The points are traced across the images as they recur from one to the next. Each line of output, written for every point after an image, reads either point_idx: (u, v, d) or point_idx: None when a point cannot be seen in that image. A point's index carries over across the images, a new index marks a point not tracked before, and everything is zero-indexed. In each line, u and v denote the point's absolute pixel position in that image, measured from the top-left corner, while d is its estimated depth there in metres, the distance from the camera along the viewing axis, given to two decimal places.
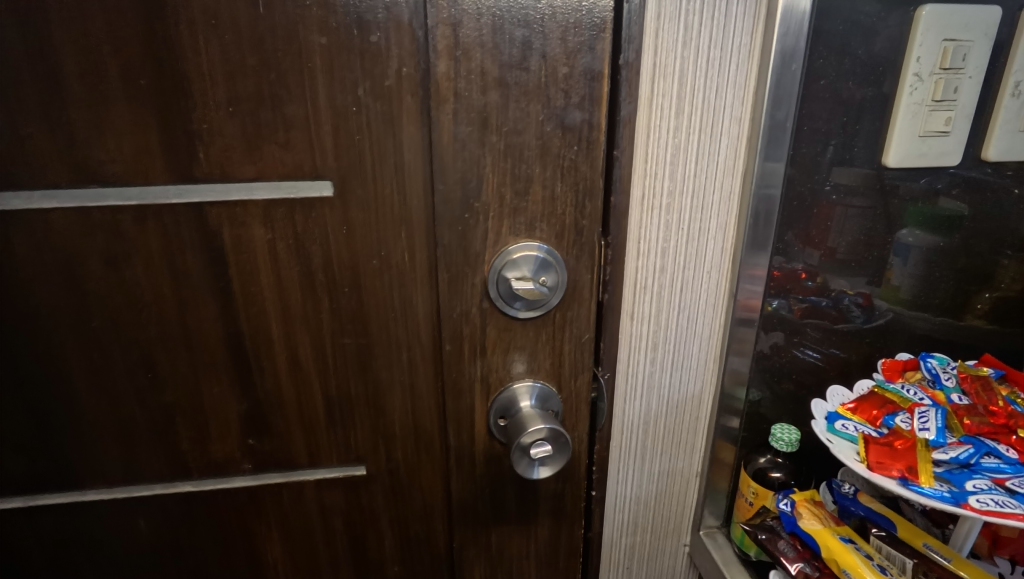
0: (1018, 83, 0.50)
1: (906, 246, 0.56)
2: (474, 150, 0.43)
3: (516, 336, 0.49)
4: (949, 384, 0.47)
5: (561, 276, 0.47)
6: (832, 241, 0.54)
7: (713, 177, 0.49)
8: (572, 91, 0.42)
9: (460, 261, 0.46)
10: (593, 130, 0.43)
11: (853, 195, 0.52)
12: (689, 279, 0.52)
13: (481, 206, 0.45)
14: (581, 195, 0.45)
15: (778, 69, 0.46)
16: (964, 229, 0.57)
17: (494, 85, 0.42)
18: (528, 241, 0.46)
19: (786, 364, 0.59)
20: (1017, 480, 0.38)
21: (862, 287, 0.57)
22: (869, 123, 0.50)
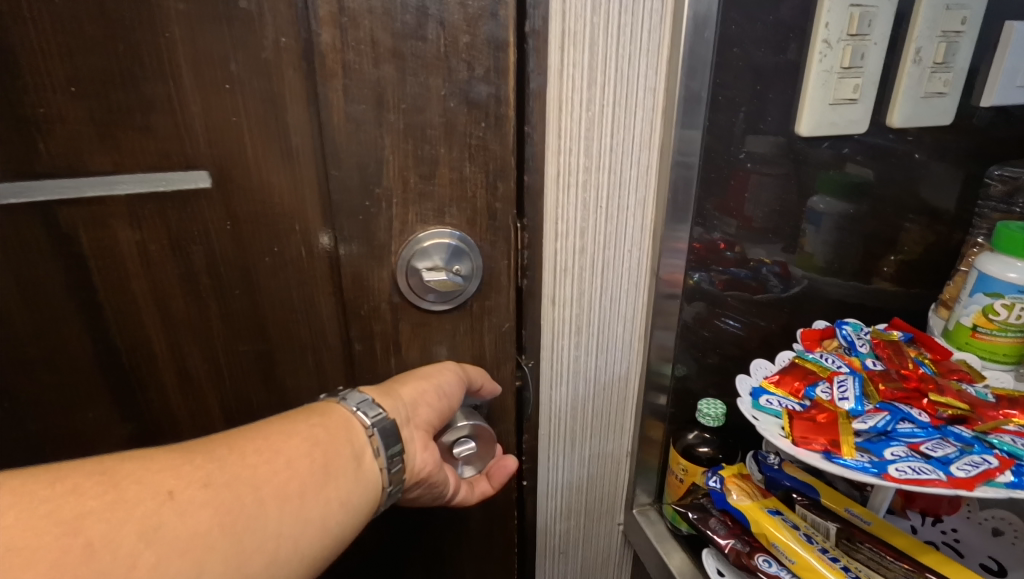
0: (919, 50, 0.49)
1: (819, 213, 0.56)
2: (370, 130, 0.38)
3: (432, 330, 0.46)
4: (864, 350, 0.48)
5: (476, 265, 0.44)
6: (748, 209, 0.53)
7: (630, 152, 0.47)
8: (476, 63, 0.38)
9: (364, 254, 0.42)
10: (502, 104, 0.40)
11: (767, 164, 0.52)
12: (610, 259, 0.50)
13: (383, 192, 0.40)
14: (492, 176, 0.42)
15: (691, 36, 0.43)
16: (872, 194, 0.58)
17: (389, 57, 0.37)
18: (438, 228, 0.42)
19: (710, 338, 0.58)
20: (930, 444, 0.39)
21: (778, 255, 0.57)
22: (783, 90, 0.48)
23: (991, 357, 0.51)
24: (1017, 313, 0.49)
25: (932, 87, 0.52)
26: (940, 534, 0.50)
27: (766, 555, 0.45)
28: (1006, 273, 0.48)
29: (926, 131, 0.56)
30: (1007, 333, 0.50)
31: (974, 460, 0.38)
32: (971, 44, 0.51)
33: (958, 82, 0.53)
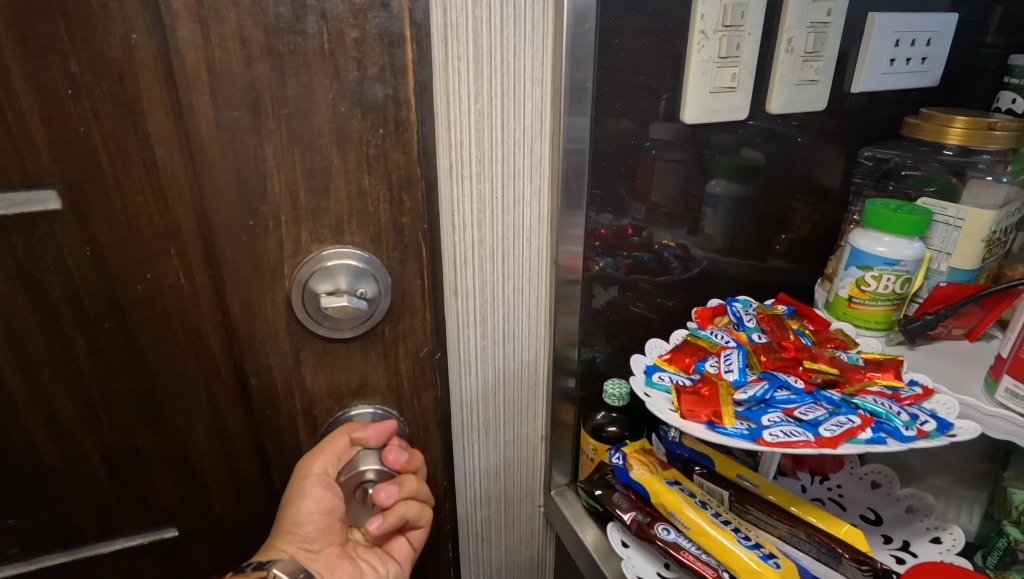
0: (791, 40, 0.52)
1: (716, 196, 0.59)
2: (248, 140, 0.35)
3: (340, 357, 0.44)
4: (750, 326, 0.51)
5: (383, 287, 0.42)
6: (655, 194, 0.55)
7: (522, 144, 0.47)
8: (367, 60, 0.36)
9: (252, 278, 0.39)
10: (401, 107, 0.38)
11: (669, 150, 0.53)
12: (510, 249, 0.51)
13: (268, 210, 0.37)
14: (397, 188, 0.40)
15: (571, 29, 0.44)
16: (761, 176, 0.61)
17: (263, 57, 0.34)
18: (342, 248, 0.40)
19: (615, 322, 0.60)
20: (802, 408, 0.42)
21: (681, 238, 0.60)
22: (669, 79, 0.50)
23: (864, 324, 0.54)
24: (885, 283, 0.53)
25: (805, 74, 0.54)
26: (827, 491, 0.55)
27: (665, 524, 0.47)
28: (878, 248, 0.52)
29: (807, 117, 0.59)
30: (876, 302, 0.54)
31: (840, 420, 0.41)
32: (838, 35, 0.54)
33: (828, 70, 0.56)
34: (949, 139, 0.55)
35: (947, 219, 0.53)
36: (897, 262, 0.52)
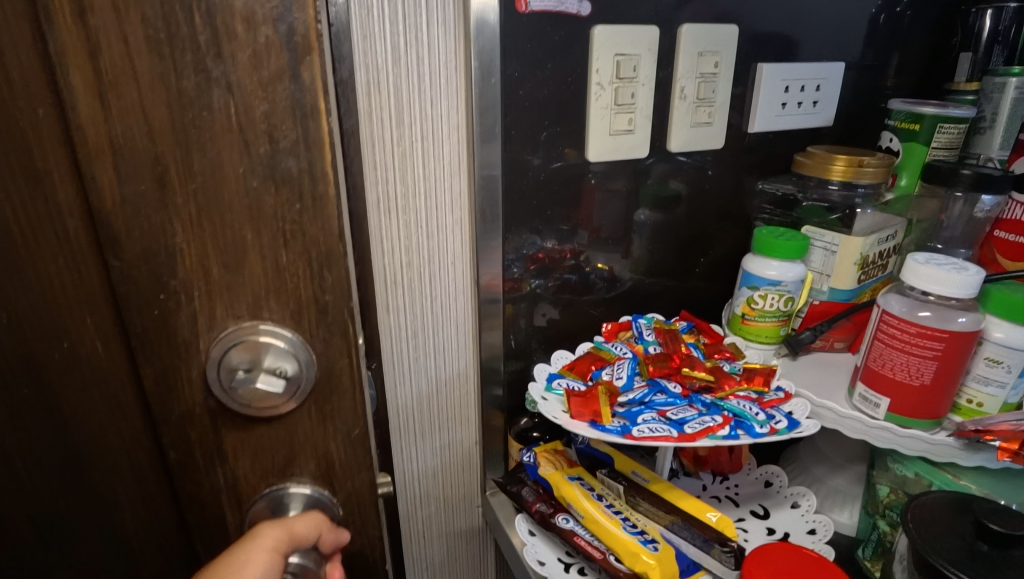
0: (684, 88, 0.59)
1: (642, 224, 0.66)
2: (154, 214, 0.33)
3: (263, 435, 0.40)
4: (648, 339, 0.58)
5: (306, 372, 0.38)
6: (596, 221, 0.63)
7: (442, 179, 0.55)
8: (278, 133, 0.32)
9: (165, 351, 0.36)
10: (317, 181, 0.34)
11: (610, 180, 0.62)
12: (436, 271, 0.58)
13: (178, 285, 0.35)
14: (316, 266, 0.36)
15: (478, 83, 0.51)
16: (685, 203, 0.68)
17: (166, 132, 0.31)
18: (273, 329, 0.37)
19: (550, 331, 0.66)
20: (675, 409, 0.48)
21: (616, 261, 0.67)
22: (570, 123, 0.57)
23: (755, 338, 0.61)
24: (770, 302, 0.60)
25: (700, 117, 0.62)
26: (725, 489, 0.60)
27: (565, 514, 0.53)
28: (768, 272, 0.59)
29: (717, 153, 0.67)
30: (765, 318, 0.60)
31: (704, 420, 0.47)
32: (727, 83, 0.62)
33: (722, 113, 0.63)
34: (832, 176, 0.62)
35: (825, 244, 0.60)
36: (779, 282, 0.59)
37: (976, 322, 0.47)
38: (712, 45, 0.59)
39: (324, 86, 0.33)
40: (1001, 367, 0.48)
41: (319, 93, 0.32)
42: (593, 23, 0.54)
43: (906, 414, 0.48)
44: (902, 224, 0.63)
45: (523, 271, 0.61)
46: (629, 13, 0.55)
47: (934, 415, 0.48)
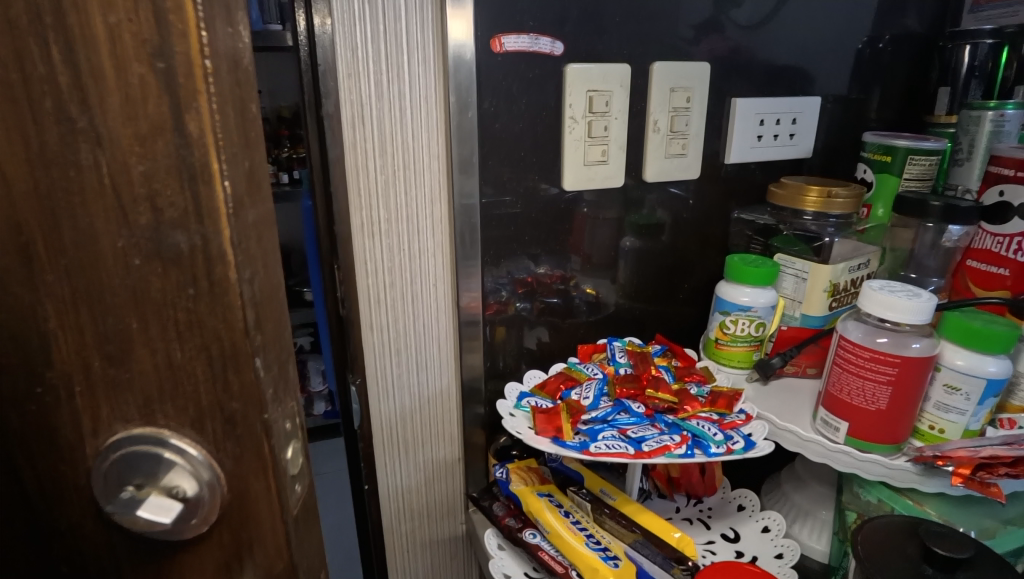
0: (657, 121, 0.63)
1: (627, 250, 0.69)
2: (22, 293, 0.24)
3: (167, 569, 0.28)
4: (621, 360, 0.59)
5: (212, 501, 0.26)
6: (586, 248, 0.67)
7: (423, 206, 0.58)
8: (162, 199, 0.23)
9: (45, 455, 0.26)
10: (208, 255, 0.23)
11: (601, 208, 0.65)
12: (419, 292, 0.61)
13: (57, 379, 0.25)
14: (218, 366, 0.25)
15: (456, 116, 0.55)
16: (669, 231, 0.71)
17: (29, 200, 0.23)
18: (167, 433, 0.25)
19: (539, 354, 0.69)
20: (635, 428, 0.50)
21: (602, 287, 0.70)
22: (546, 154, 0.60)
23: (728, 362, 0.62)
24: (741, 326, 0.61)
25: (673, 149, 0.65)
26: (698, 512, 0.61)
27: (533, 529, 0.54)
28: (741, 297, 0.60)
29: (696, 184, 0.70)
30: (737, 343, 0.62)
31: (662, 438, 0.49)
32: (701, 117, 0.66)
33: (695, 146, 0.67)
34: (805, 206, 0.64)
35: (796, 271, 0.61)
36: (749, 308, 0.60)
37: (929, 347, 0.48)
38: (683, 81, 0.63)
39: (224, 141, 0.22)
40: (960, 395, 0.49)
41: (214, 150, 0.22)
42: (566, 62, 0.58)
43: (864, 439, 0.49)
44: (876, 253, 0.64)
45: (511, 294, 0.64)
46: (605, 53, 0.60)
47: (892, 441, 0.49)
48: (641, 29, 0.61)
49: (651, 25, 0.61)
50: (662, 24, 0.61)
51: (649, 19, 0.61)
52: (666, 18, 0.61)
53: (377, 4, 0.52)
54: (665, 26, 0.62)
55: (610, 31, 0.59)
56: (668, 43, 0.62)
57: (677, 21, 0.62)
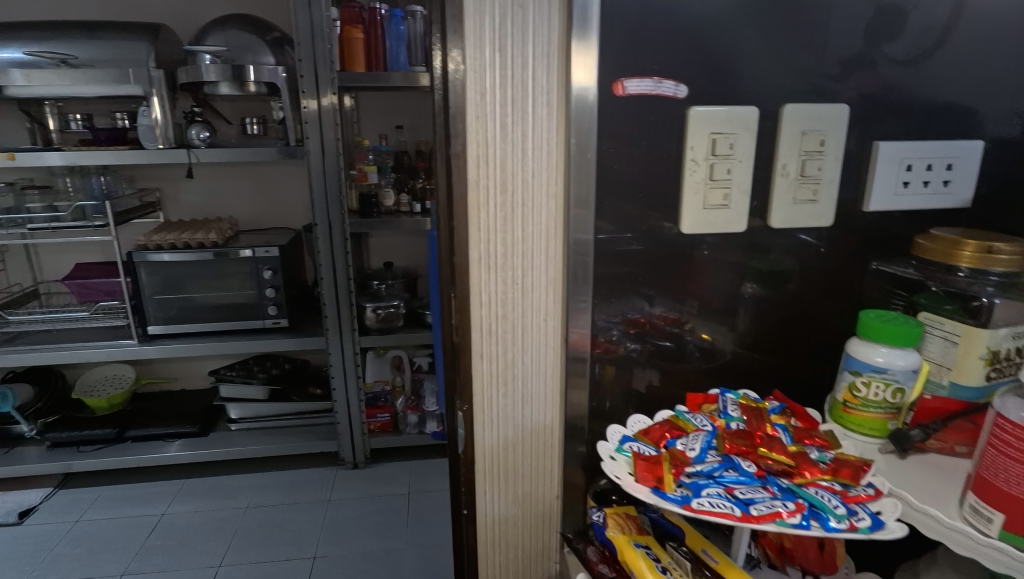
0: (785, 166, 0.61)
1: (747, 297, 0.68)
2: None
3: None
4: (733, 414, 0.56)
5: None
6: (700, 291, 0.67)
7: (538, 242, 0.60)
8: None
9: None
10: None
11: (721, 251, 0.65)
12: (528, 325, 0.62)
13: None
14: None
15: (575, 157, 0.57)
16: (794, 281, 0.68)
17: None
18: None
19: (647, 397, 0.69)
20: (744, 488, 0.47)
21: (718, 334, 0.69)
22: (661, 196, 0.62)
23: (858, 428, 0.57)
24: (874, 391, 0.55)
25: (801, 194, 0.63)
26: None
27: None
28: (875, 358, 0.54)
29: (827, 231, 0.66)
30: (869, 408, 0.56)
31: (773, 503, 0.45)
32: (836, 162, 0.63)
33: (829, 192, 0.64)
34: (958, 261, 0.59)
35: (944, 334, 0.55)
36: (885, 370, 0.54)
37: None
38: (816, 124, 0.61)
39: None
40: None
41: None
42: (685, 105, 0.59)
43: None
44: None
45: (621, 334, 0.66)
46: (732, 96, 0.61)
47: None
48: (772, 71, 0.61)
49: (782, 64, 0.61)
50: (794, 66, 0.61)
51: (782, 58, 0.61)
52: (800, 57, 0.61)
53: (506, 50, 0.55)
54: (797, 64, 0.61)
55: (738, 75, 0.60)
56: (813, 81, 0.62)
57: (817, 55, 0.61)
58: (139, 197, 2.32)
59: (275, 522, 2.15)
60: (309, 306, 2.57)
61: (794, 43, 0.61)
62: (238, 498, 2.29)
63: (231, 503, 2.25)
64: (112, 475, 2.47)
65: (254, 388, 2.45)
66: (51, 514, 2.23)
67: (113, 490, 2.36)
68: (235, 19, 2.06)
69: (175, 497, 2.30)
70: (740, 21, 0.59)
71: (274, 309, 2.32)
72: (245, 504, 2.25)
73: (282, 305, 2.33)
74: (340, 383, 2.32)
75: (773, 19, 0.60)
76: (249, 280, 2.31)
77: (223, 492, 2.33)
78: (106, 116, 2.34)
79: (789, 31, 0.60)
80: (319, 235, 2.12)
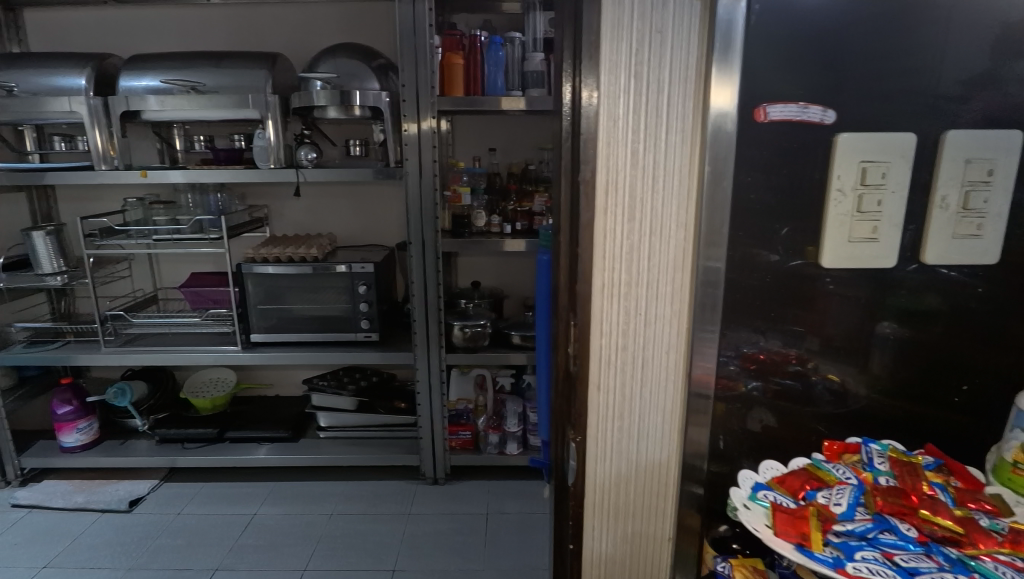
0: (945, 197, 0.58)
1: (884, 337, 0.63)
2: None
3: None
4: (881, 468, 0.52)
5: None
6: (826, 328, 0.63)
7: (665, 271, 0.58)
8: None
9: None
10: None
11: (849, 287, 0.62)
12: (649, 357, 0.60)
13: None
14: None
15: (710, 185, 0.55)
16: (939, 322, 0.63)
17: None
18: None
19: (766, 439, 0.66)
20: (905, 556, 0.44)
21: (847, 375, 0.65)
22: (785, 226, 0.60)
23: None
24: None
25: (963, 229, 0.59)
26: None
27: None
28: None
29: (981, 268, 0.61)
30: None
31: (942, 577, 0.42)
32: (1005, 194, 0.58)
33: (995, 227, 0.59)
34: None
35: None
36: None
37: None
38: (982, 152, 0.58)
39: None
40: None
41: None
42: (814, 134, 0.57)
43: None
44: None
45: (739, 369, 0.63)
46: (873, 123, 0.58)
47: None
48: (916, 97, 0.57)
49: (929, 88, 0.57)
50: (942, 92, 0.57)
51: (930, 82, 0.57)
52: (940, 80, 0.57)
53: (642, 76, 0.54)
54: (943, 87, 0.57)
55: (881, 101, 0.57)
56: (963, 107, 0.58)
57: (968, 77, 0.57)
58: (249, 213, 2.48)
59: (358, 531, 2.20)
60: (397, 322, 2.64)
61: (945, 65, 0.57)
62: (323, 504, 2.36)
63: (317, 509, 2.33)
64: (210, 473, 2.62)
65: (343, 399, 2.54)
66: (157, 505, 2.39)
67: (212, 487, 2.51)
68: (345, 48, 2.18)
69: (266, 499, 2.41)
70: (884, 45, 0.57)
71: (366, 323, 2.40)
72: (330, 511, 2.32)
73: (375, 320, 2.40)
74: (425, 399, 2.36)
75: (917, 44, 0.57)
76: (344, 294, 2.40)
77: (310, 497, 2.41)
78: (225, 138, 2.53)
79: (935, 56, 0.57)
80: (413, 253, 2.19)
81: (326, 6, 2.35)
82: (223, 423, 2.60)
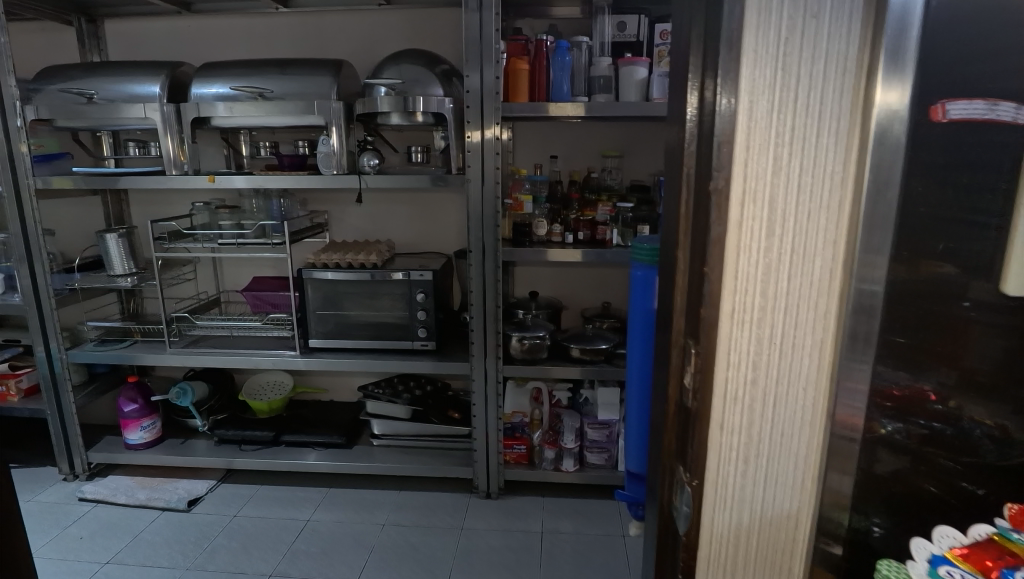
0: None
1: None
2: None
3: None
4: None
5: None
6: (970, 361, 0.56)
7: (807, 297, 0.50)
8: None
9: None
10: None
11: (993, 314, 0.55)
12: (783, 393, 0.52)
13: None
14: None
15: (870, 196, 0.47)
16: None
17: None
18: None
19: (902, 488, 0.57)
20: None
21: (995, 416, 0.58)
22: (930, 240, 0.51)
23: None
24: None
25: None
26: None
27: None
28: None
29: None
30: None
31: None
32: None
33: None
34: None
35: None
36: None
37: None
38: None
39: None
40: None
41: None
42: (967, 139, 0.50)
43: None
44: None
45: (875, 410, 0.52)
46: None
47: None
48: None
49: None
50: None
51: None
52: None
53: (791, 70, 0.46)
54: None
55: None
56: None
57: None
58: (310, 218, 2.49)
59: (411, 543, 2.16)
60: (453, 330, 2.62)
61: None
62: (377, 513, 2.34)
63: (370, 518, 2.31)
64: (266, 476, 2.64)
65: (397, 407, 2.51)
66: (215, 505, 2.41)
67: (268, 490, 2.52)
68: (409, 54, 2.16)
69: (319, 505, 2.40)
70: None
71: (424, 332, 2.36)
72: (383, 521, 2.29)
73: (432, 329, 2.37)
74: (481, 409, 2.33)
75: None
76: (401, 301, 2.38)
77: (364, 505, 2.40)
78: (289, 144, 2.56)
79: None
80: (474, 262, 2.14)
81: (390, 13, 2.34)
82: (279, 426, 2.61)
